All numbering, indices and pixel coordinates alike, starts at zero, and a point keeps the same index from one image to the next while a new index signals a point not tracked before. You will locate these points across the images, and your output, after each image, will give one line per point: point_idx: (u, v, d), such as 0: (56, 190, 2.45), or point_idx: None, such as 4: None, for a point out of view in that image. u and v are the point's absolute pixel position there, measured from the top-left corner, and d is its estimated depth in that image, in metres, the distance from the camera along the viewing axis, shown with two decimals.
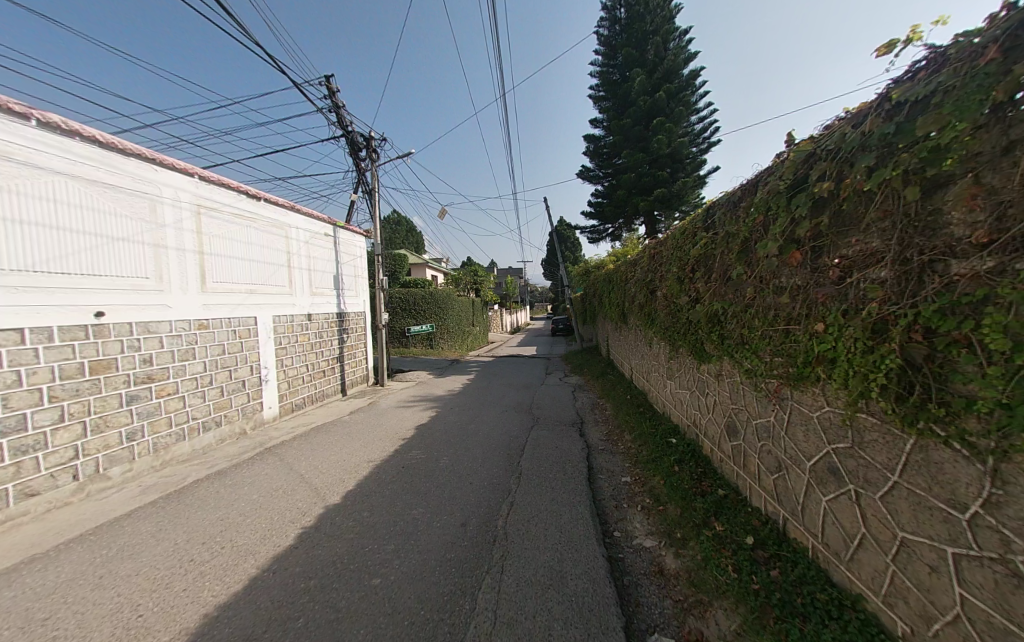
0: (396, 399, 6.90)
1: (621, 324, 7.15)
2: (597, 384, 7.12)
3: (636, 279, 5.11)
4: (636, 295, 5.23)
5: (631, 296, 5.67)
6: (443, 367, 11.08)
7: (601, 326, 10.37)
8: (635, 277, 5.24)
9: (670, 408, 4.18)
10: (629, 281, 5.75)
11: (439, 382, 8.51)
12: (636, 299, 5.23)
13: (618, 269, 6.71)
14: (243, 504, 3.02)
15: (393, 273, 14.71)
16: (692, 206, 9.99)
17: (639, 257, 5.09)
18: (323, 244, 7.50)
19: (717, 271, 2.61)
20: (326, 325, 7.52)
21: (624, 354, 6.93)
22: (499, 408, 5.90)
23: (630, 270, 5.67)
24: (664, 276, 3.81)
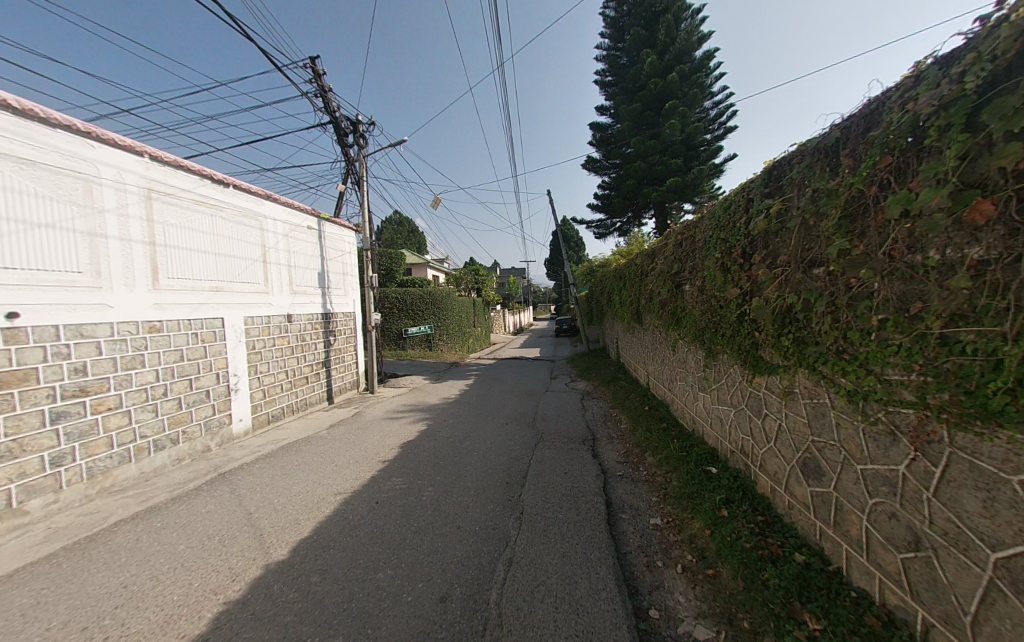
0: (384, 408, 6.21)
1: (634, 324, 6.36)
2: (608, 392, 6.37)
3: (656, 272, 4.36)
4: (656, 290, 4.44)
5: (649, 293, 4.88)
6: (440, 370, 10.39)
7: (609, 327, 9.61)
8: (655, 270, 4.46)
9: (704, 427, 3.43)
10: (646, 275, 4.98)
11: (434, 388, 7.80)
12: (656, 295, 4.46)
13: (631, 263, 5.92)
14: (165, 558, 2.34)
15: (389, 271, 13.95)
16: (708, 196, 9.19)
17: (659, 247, 4.34)
18: (305, 237, 6.84)
19: (795, 251, 1.88)
20: (309, 326, 6.84)
21: (638, 358, 6.16)
22: (497, 420, 5.17)
23: (648, 263, 4.90)
24: (699, 264, 3.05)
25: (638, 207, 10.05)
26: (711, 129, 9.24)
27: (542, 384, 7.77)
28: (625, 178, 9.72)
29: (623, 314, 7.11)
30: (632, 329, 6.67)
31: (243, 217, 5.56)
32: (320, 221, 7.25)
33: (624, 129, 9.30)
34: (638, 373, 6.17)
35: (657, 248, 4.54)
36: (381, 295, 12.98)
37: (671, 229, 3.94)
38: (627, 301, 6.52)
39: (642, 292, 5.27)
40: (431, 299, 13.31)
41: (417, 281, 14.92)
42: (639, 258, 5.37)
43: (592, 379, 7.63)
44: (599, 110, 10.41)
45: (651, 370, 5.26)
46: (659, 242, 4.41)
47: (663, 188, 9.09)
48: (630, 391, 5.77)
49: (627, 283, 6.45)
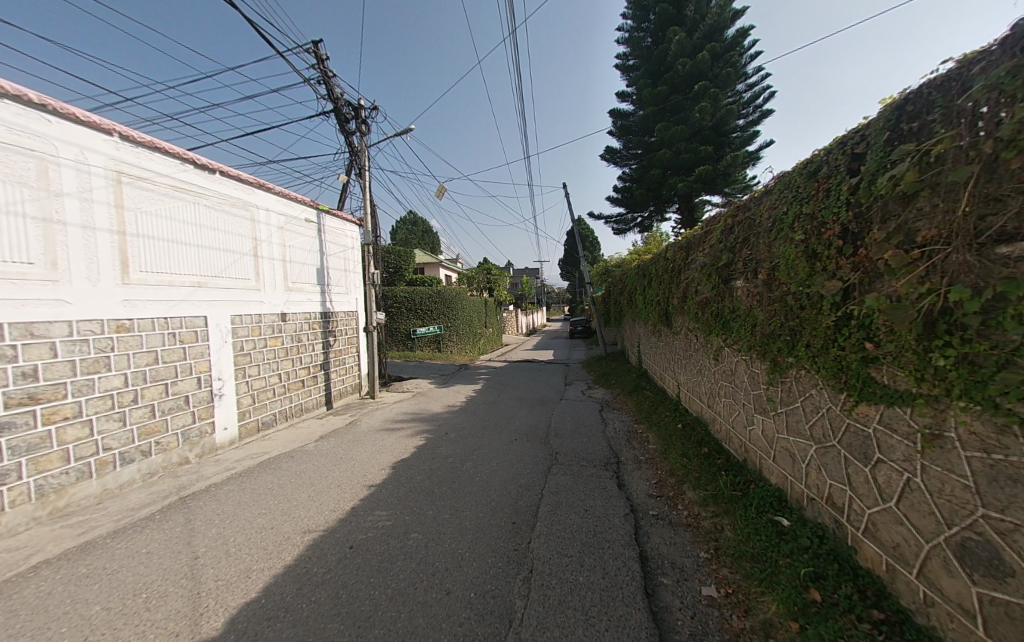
0: (383, 416, 5.66)
1: (662, 327, 5.60)
2: (630, 403, 5.63)
3: (696, 266, 3.63)
4: (695, 288, 3.70)
5: (685, 291, 4.14)
6: (447, 373, 9.83)
7: (630, 329, 8.83)
8: (694, 263, 3.72)
9: (762, 460, 2.67)
10: (682, 270, 4.24)
11: (439, 393, 7.24)
12: (695, 294, 3.73)
13: (660, 258, 5.17)
14: (69, 626, 1.81)
15: (397, 269, 13.47)
16: (741, 187, 8.32)
17: (701, 235, 3.61)
18: (303, 230, 6.39)
19: (968, 213, 1.16)
20: (305, 325, 6.36)
21: (667, 366, 5.39)
22: (506, 435, 4.54)
23: (684, 256, 4.16)
24: (765, 249, 2.32)
25: (661, 199, 9.23)
26: (745, 113, 8.34)
27: (556, 391, 7.08)
28: (647, 168, 8.91)
29: (647, 316, 6.35)
30: (659, 333, 5.89)
31: (231, 206, 5.13)
32: (320, 213, 6.78)
33: (647, 114, 8.52)
34: (667, 383, 5.40)
35: (696, 237, 3.80)
36: (389, 294, 12.49)
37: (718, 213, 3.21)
38: (653, 301, 5.77)
39: (674, 290, 4.53)
40: (440, 299, 12.77)
41: (427, 280, 14.40)
42: (671, 251, 4.62)
43: (611, 387, 6.90)
44: (620, 96, 9.65)
45: (685, 382, 4.49)
46: (699, 229, 3.68)
47: (691, 178, 8.25)
48: (659, 404, 5.04)
49: (654, 280, 5.69)
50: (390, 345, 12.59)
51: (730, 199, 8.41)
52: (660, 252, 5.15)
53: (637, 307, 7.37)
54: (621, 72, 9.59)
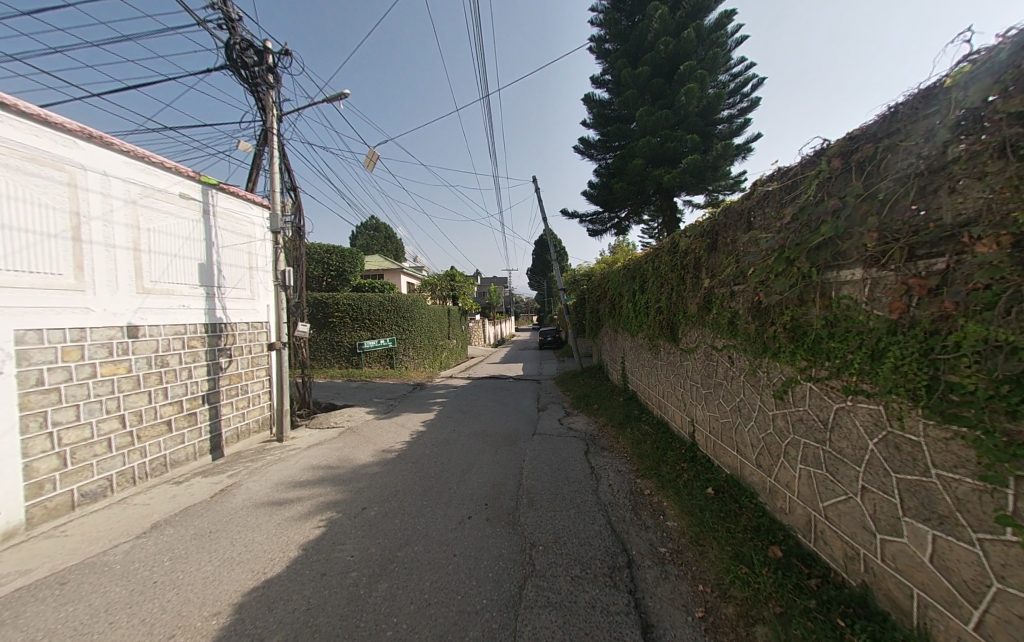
0: (282, 472, 3.88)
1: (662, 344, 4.33)
2: (626, 441, 4.27)
3: (751, 254, 2.33)
4: (747, 289, 2.40)
5: (719, 294, 2.85)
6: (395, 396, 8.09)
7: (611, 342, 7.61)
8: (747, 250, 2.43)
9: (942, 620, 1.34)
10: (713, 265, 2.95)
11: (376, 428, 5.54)
12: (746, 296, 2.43)
13: (665, 252, 3.89)
14: None
15: (341, 272, 11.15)
16: (729, 183, 7.46)
17: (757, 205, 2.34)
18: (175, 209, 4.51)
19: None
20: (175, 344, 4.43)
21: (673, 395, 4.09)
22: (455, 509, 2.97)
23: (720, 244, 2.87)
24: (1011, 183, 1.03)
25: (641, 196, 8.19)
26: (730, 103, 7.58)
27: (528, 422, 5.61)
28: (626, 159, 7.80)
29: (639, 328, 5.10)
30: (655, 351, 4.63)
31: (26, 159, 3.20)
32: (206, 188, 4.92)
33: (626, 98, 7.50)
34: (673, 417, 4.11)
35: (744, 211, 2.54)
36: (330, 301, 10.32)
37: (799, 162, 1.95)
38: (650, 309, 4.52)
39: (695, 293, 3.25)
40: (394, 307, 11.13)
41: (378, 284, 12.36)
42: (686, 242, 3.36)
43: (595, 416, 5.55)
44: (595, 82, 8.66)
45: (709, 422, 3.19)
46: (750, 199, 2.42)
47: (677, 170, 7.17)
48: (667, 447, 3.73)
49: (650, 283, 4.44)
50: (329, 362, 10.43)
51: (718, 196, 7.49)
52: (666, 243, 3.88)
53: (623, 318, 6.11)
54: (597, 55, 8.63)
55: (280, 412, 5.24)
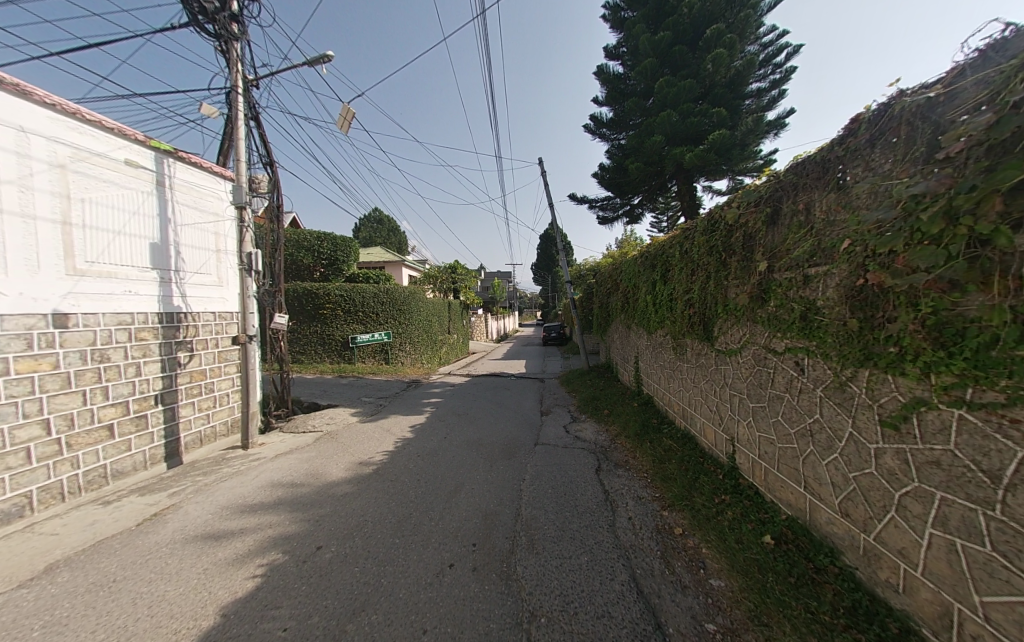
0: (234, 491, 3.24)
1: (691, 342, 3.63)
2: (646, 458, 3.59)
3: (855, 217, 1.61)
4: (846, 270, 1.69)
5: (787, 280, 2.14)
6: (386, 395, 7.46)
7: (622, 339, 6.93)
8: (849, 214, 1.71)
9: None
10: (777, 242, 2.24)
11: (358, 433, 4.91)
12: (841, 280, 1.72)
13: (702, 231, 3.17)
14: None
15: (333, 261, 10.29)
16: (757, 163, 6.69)
17: (868, 147, 1.61)
18: (118, 178, 3.83)
19: None
20: (119, 336, 3.79)
21: (704, 405, 3.40)
22: (433, 551, 2.30)
23: (789, 212, 2.16)
24: None
25: (658, 179, 7.45)
26: (761, 73, 6.72)
27: (529, 429, 4.95)
28: (642, 136, 7.01)
29: (660, 324, 4.40)
30: (680, 352, 3.94)
31: None
32: (160, 156, 4.24)
33: (644, 67, 6.71)
34: (703, 432, 3.42)
35: (840, 161, 1.82)
36: (321, 291, 9.48)
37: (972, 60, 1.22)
38: (675, 302, 3.82)
39: (747, 280, 2.53)
40: (390, 299, 10.49)
41: (374, 275, 11.56)
42: (735, 215, 2.64)
43: (607, 425, 4.87)
44: (608, 53, 7.85)
45: (760, 446, 2.50)
46: (857, 141, 1.70)
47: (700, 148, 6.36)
48: (698, 469, 3.06)
49: (677, 270, 3.71)
50: (320, 357, 9.63)
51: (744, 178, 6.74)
52: (703, 220, 3.16)
53: (638, 313, 5.40)
54: (611, 22, 7.81)
55: (247, 414, 4.36)
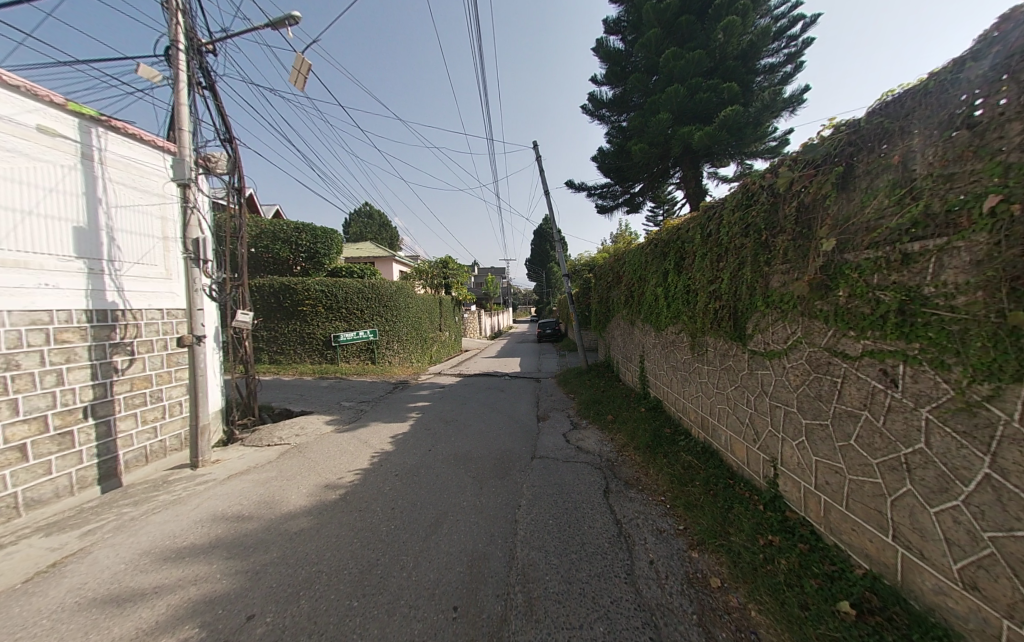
0: (165, 529, 2.63)
1: (714, 342, 3.11)
2: (663, 478, 3.05)
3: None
4: (998, 241, 1.14)
5: (876, 261, 1.59)
6: (369, 398, 6.85)
7: (625, 337, 6.42)
8: (1001, 158, 1.16)
9: None
10: (856, 213, 1.71)
11: (331, 446, 4.32)
12: (984, 254, 1.18)
13: (736, 207, 2.62)
14: None
15: (314, 255, 9.49)
16: (772, 145, 6.17)
17: None
18: (28, 146, 3.10)
19: None
20: (34, 338, 3.11)
21: (732, 416, 2.88)
22: (402, 621, 1.74)
23: (876, 172, 1.63)
24: None
25: (662, 163, 6.92)
26: (777, 46, 6.17)
27: (524, 439, 4.40)
28: (646, 115, 6.43)
29: (673, 320, 3.87)
30: (699, 353, 3.41)
31: None
32: (86, 123, 3.52)
33: (648, 38, 6.15)
34: (731, 448, 2.90)
35: (978, 85, 1.27)
36: (300, 286, 8.78)
37: None
38: (695, 294, 3.27)
39: (806, 264, 1.99)
40: (375, 295, 9.85)
41: (358, 269, 10.84)
42: (788, 183, 2.09)
43: (612, 433, 4.33)
44: (608, 26, 7.26)
45: (820, 475, 1.99)
46: (1020, 50, 1.16)
47: (711, 126, 5.81)
48: (728, 496, 2.54)
49: (698, 257, 3.16)
50: (299, 357, 8.95)
51: (757, 160, 6.21)
52: (737, 194, 2.60)
53: (645, 308, 4.85)
54: None
55: (196, 428, 3.71)
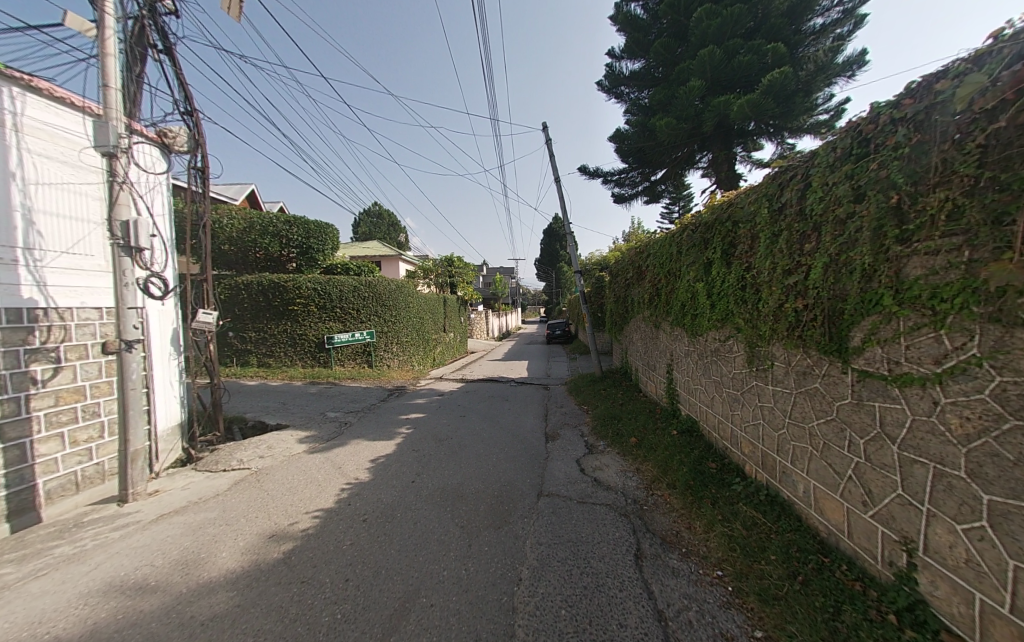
0: (34, 608, 1.92)
1: (788, 355, 2.27)
2: (717, 542, 2.23)
3: None
4: None
5: None
6: (358, 407, 6.15)
7: (646, 341, 5.59)
8: None
9: None
10: None
11: (296, 473, 3.59)
12: None
13: (840, 161, 1.78)
14: None
15: (306, 251, 8.80)
16: (828, 117, 5.24)
17: None
18: None
19: None
20: None
21: (822, 462, 2.04)
22: None
23: None
24: None
25: (690, 141, 6.08)
26: None
27: (529, 467, 3.61)
28: (673, 86, 5.61)
29: (720, 324, 3.04)
30: (760, 369, 2.57)
31: None
32: None
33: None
34: (821, 506, 2.06)
35: None
36: (290, 284, 8.14)
37: None
38: (759, 290, 2.44)
39: (1009, 231, 1.14)
40: (372, 293, 9.18)
41: (355, 265, 10.19)
42: (968, 99, 1.24)
43: (637, 463, 3.51)
44: None
45: None
46: None
47: (752, 94, 4.95)
48: (829, 589, 1.70)
49: (766, 239, 2.33)
50: (290, 360, 8.30)
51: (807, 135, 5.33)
52: (843, 139, 1.77)
53: (676, 308, 4.02)
54: None
55: (126, 455, 3.02)
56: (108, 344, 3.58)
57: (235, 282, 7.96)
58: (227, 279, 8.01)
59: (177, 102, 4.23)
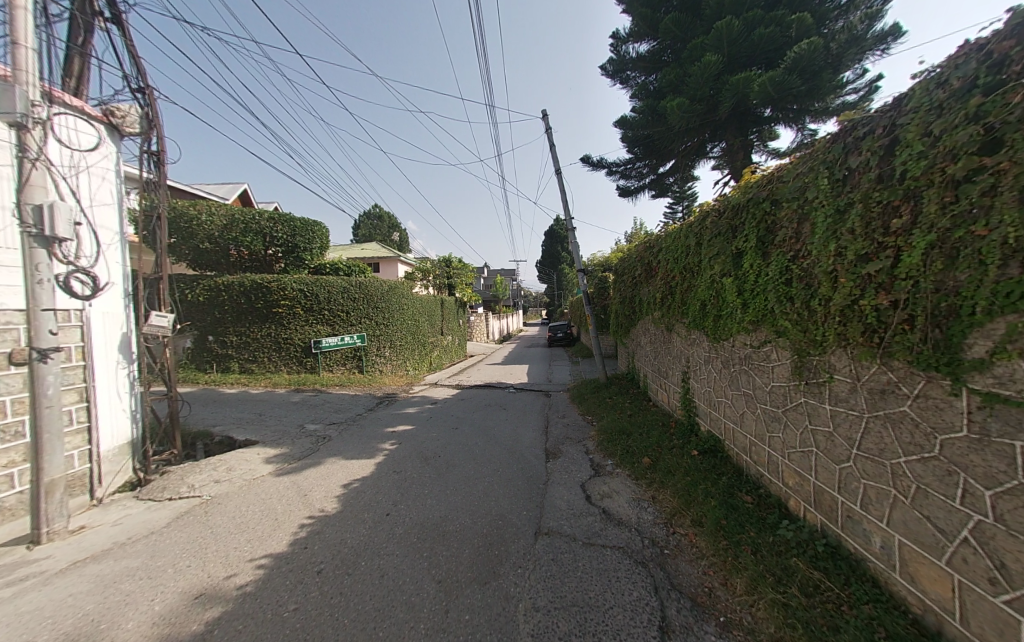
0: None
1: (857, 367, 1.75)
2: (767, 613, 1.67)
3: None
4: None
5: None
6: (342, 418, 5.64)
7: (657, 345, 5.08)
8: None
9: None
10: None
11: (254, 502, 3.07)
12: None
13: (960, 98, 1.28)
14: None
15: (292, 250, 8.33)
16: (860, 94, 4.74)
17: None
18: None
19: None
20: None
21: (916, 514, 1.51)
22: None
23: None
24: None
25: (702, 127, 5.60)
26: None
27: (526, 494, 3.08)
28: (684, 66, 5.14)
29: (756, 326, 2.52)
30: (813, 384, 2.06)
31: None
32: None
33: None
34: (912, 571, 1.53)
35: None
36: (274, 284, 7.65)
37: None
38: (816, 284, 1.92)
39: None
40: (363, 295, 8.68)
41: (346, 266, 9.71)
42: None
43: (653, 491, 2.98)
44: None
45: None
46: None
47: (775, 69, 4.45)
48: None
49: (826, 219, 1.82)
50: (274, 366, 7.80)
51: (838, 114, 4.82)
52: (968, 67, 1.26)
53: (695, 308, 3.51)
54: None
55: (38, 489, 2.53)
56: (17, 353, 2.59)
57: (215, 282, 7.47)
58: (207, 280, 7.53)
59: (129, 78, 3.80)
